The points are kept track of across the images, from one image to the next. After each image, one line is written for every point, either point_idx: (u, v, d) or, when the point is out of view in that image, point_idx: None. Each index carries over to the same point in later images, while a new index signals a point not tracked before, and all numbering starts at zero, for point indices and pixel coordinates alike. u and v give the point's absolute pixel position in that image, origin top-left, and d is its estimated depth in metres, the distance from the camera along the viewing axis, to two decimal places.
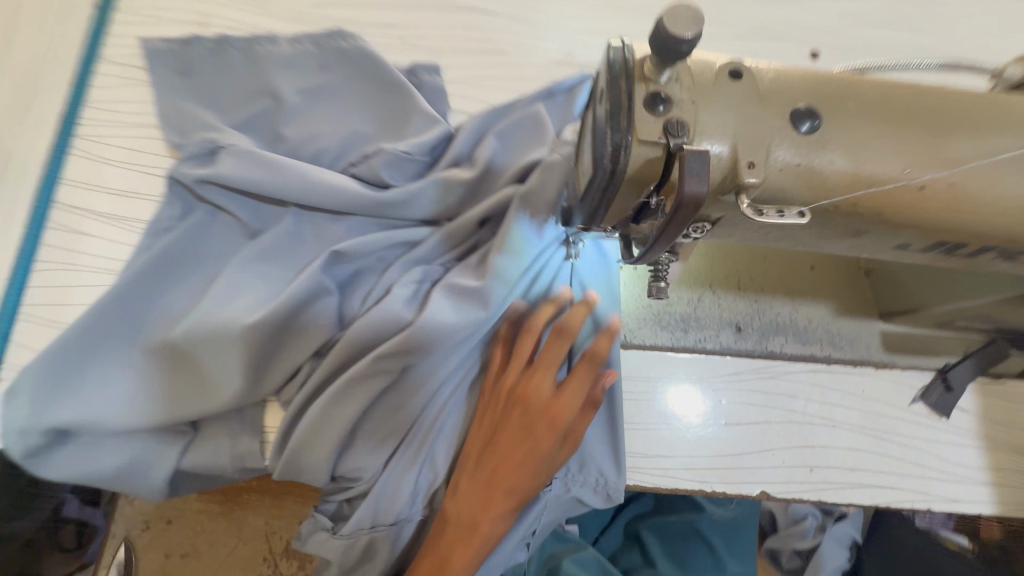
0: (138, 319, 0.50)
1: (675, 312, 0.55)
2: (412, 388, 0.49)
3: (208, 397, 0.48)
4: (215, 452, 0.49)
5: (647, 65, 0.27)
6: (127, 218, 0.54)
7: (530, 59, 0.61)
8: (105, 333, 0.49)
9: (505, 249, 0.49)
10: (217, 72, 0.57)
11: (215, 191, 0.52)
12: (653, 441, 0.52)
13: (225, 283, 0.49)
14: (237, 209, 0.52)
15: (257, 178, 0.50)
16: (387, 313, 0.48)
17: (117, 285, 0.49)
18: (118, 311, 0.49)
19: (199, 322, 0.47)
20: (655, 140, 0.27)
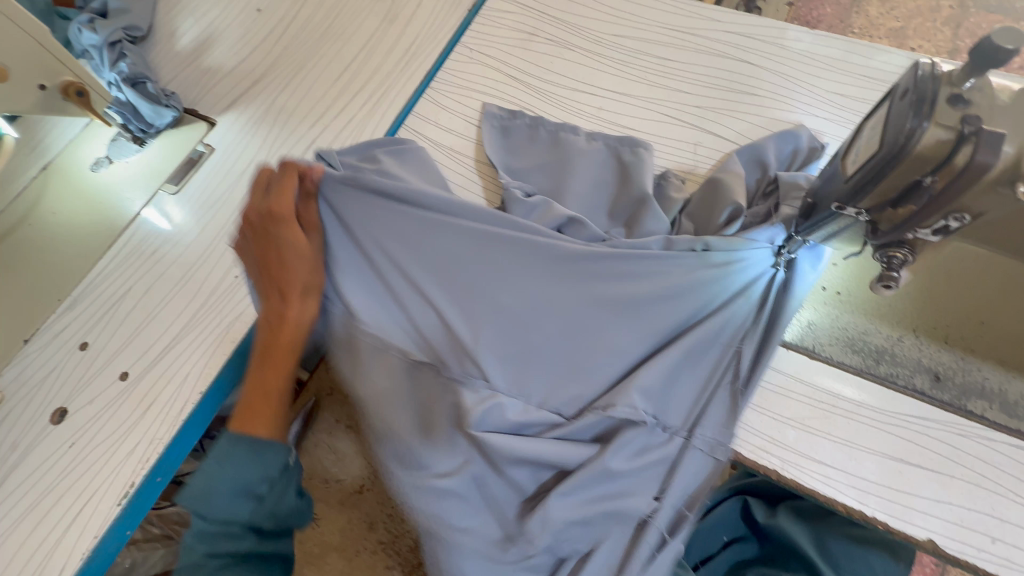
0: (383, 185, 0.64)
1: (870, 343, 0.58)
2: (601, 336, 0.58)
3: (444, 288, 0.60)
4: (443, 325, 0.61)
5: (957, 74, 0.36)
6: (443, 145, 0.75)
7: (774, 105, 0.73)
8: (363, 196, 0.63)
9: (738, 246, 0.56)
10: (530, 69, 0.79)
11: (528, 166, 0.71)
12: (816, 446, 0.55)
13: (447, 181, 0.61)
14: (538, 177, 0.70)
15: (553, 168, 0.69)
16: (602, 266, 0.58)
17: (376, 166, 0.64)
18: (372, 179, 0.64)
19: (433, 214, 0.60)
20: (952, 126, 0.35)
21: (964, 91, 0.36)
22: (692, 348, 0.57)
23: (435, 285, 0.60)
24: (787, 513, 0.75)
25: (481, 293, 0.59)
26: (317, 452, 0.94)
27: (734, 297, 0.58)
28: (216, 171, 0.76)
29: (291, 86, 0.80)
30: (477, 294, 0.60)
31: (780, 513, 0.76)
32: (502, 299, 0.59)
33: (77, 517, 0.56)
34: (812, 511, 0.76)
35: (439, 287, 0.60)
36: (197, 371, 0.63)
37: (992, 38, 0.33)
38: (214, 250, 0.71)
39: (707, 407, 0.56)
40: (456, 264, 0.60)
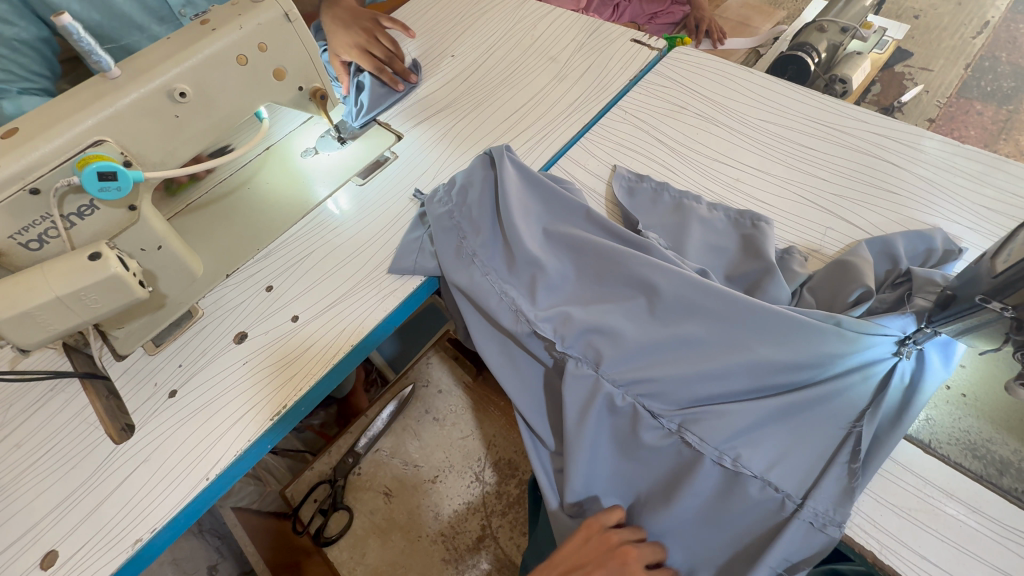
0: (539, 217, 0.77)
1: (994, 453, 0.57)
2: (715, 382, 0.62)
3: (578, 307, 0.69)
4: (569, 338, 0.67)
5: None
6: (587, 186, 0.85)
7: (914, 205, 0.75)
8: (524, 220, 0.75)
9: (862, 329, 0.60)
10: (676, 138, 0.88)
11: (660, 218, 0.78)
12: (921, 540, 0.54)
13: (597, 224, 0.74)
14: (667, 230, 0.77)
15: (683, 225, 0.76)
16: (725, 317, 0.63)
17: (536, 199, 0.78)
18: (533, 210, 0.77)
19: (582, 245, 0.72)
20: None
21: None
22: (803, 414, 0.59)
23: (571, 303, 0.70)
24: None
25: (610, 317, 0.67)
26: (403, 434, 1.02)
27: (853, 373, 0.60)
28: (395, 175, 0.92)
29: (469, 117, 0.96)
30: (607, 318, 0.67)
31: None
32: (628, 326, 0.66)
33: (238, 422, 0.69)
34: None
35: (574, 305, 0.69)
36: (351, 328, 0.75)
37: None
38: (380, 236, 0.84)
39: (813, 476, 0.57)
40: (593, 291, 0.71)
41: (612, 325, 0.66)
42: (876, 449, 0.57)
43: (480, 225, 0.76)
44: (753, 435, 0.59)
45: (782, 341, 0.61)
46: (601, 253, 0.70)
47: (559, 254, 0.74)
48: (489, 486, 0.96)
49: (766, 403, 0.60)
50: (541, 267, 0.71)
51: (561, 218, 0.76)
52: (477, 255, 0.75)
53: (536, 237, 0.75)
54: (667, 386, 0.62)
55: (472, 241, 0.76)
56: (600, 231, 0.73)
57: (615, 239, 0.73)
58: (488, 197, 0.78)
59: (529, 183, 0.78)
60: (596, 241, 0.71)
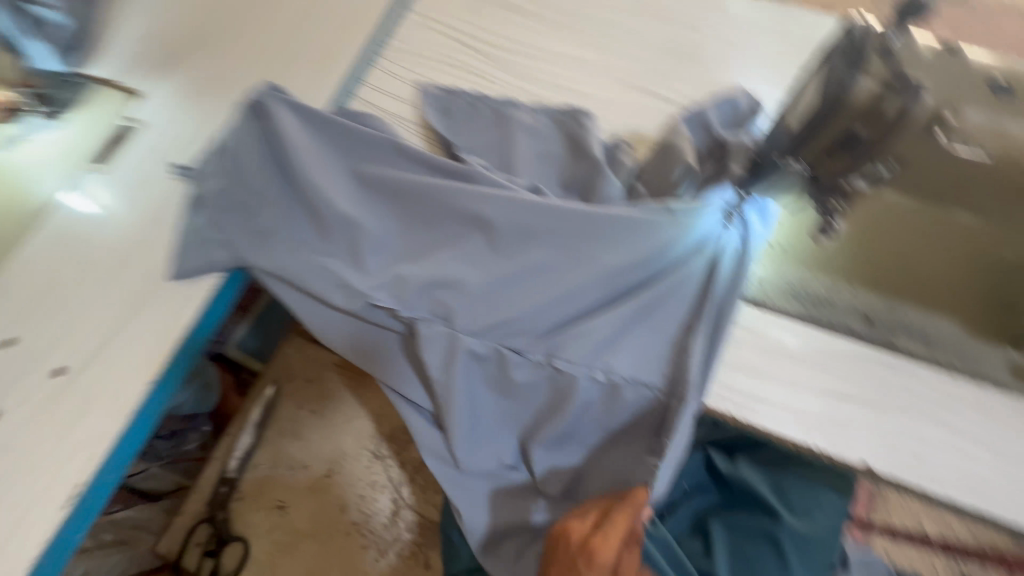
0: (338, 163, 0.63)
1: (811, 293, 0.62)
2: (569, 303, 0.59)
3: (410, 262, 0.60)
4: (405, 298, 0.60)
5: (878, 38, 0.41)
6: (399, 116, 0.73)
7: (719, 69, 0.75)
8: (321, 172, 0.61)
9: (689, 210, 0.60)
10: (482, 37, 0.78)
11: (480, 136, 0.70)
12: (767, 389, 0.59)
13: (410, 158, 0.63)
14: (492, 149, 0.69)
15: (506, 138, 0.68)
16: (565, 231, 0.59)
17: (329, 142, 0.63)
18: (328, 156, 0.63)
19: (399, 187, 0.61)
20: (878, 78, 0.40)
21: None
22: (655, 309, 0.60)
23: (401, 259, 0.61)
24: (749, 462, 0.78)
25: (449, 265, 0.59)
26: (279, 441, 0.91)
27: (692, 255, 0.61)
28: (147, 150, 0.70)
29: (226, 53, 0.75)
30: (445, 266, 0.59)
31: (740, 462, 0.78)
32: (470, 270, 0.59)
33: (21, 523, 0.53)
34: (767, 455, 0.78)
35: (405, 261, 0.61)
36: (146, 361, 0.59)
37: None
38: (150, 234, 0.65)
39: (676, 364, 0.58)
40: (423, 240, 0.61)
41: (452, 272, 0.59)
42: (725, 319, 0.59)
43: (272, 193, 0.62)
44: (614, 343, 0.59)
45: (623, 241, 0.59)
46: (421, 194, 0.61)
47: (373, 204, 0.62)
48: (390, 459, 0.91)
49: (620, 309, 0.59)
50: (361, 227, 0.61)
51: (371, 159, 0.63)
52: (281, 230, 0.62)
53: (341, 189, 0.62)
54: (525, 319, 0.59)
55: (269, 215, 0.62)
56: (416, 166, 0.63)
57: (436, 173, 0.63)
58: (269, 154, 0.62)
59: (317, 124, 0.62)
60: (416, 182, 0.61)
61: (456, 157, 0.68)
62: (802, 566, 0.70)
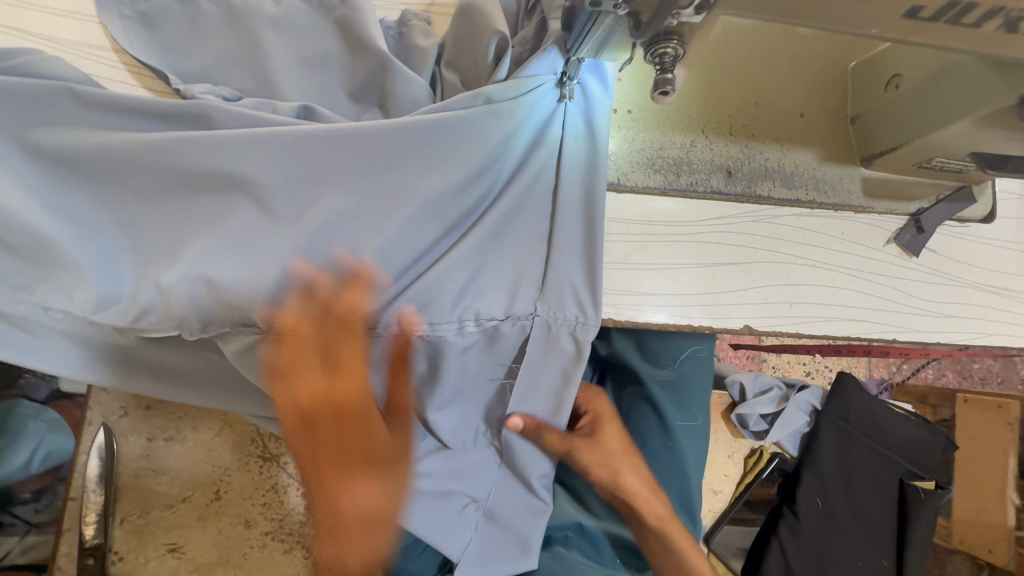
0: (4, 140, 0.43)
1: (669, 157, 0.55)
2: (400, 253, 0.46)
3: (166, 258, 0.44)
4: (180, 311, 0.44)
5: None
6: (90, 46, 0.50)
7: None
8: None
9: (508, 91, 0.46)
10: None
11: (216, 51, 0.49)
12: (641, 280, 0.53)
13: (107, 108, 0.44)
14: (240, 65, 0.49)
15: (249, 47, 0.49)
16: (363, 162, 0.45)
17: None
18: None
19: (107, 155, 0.43)
20: None
21: None
22: (502, 223, 0.49)
23: (152, 257, 0.45)
24: (618, 334, 0.72)
25: (222, 249, 0.44)
26: (143, 483, 0.77)
27: (530, 149, 0.49)
28: None
29: None
30: (212, 250, 0.44)
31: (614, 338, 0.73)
32: (251, 243, 0.44)
33: None
34: None
35: (158, 258, 0.45)
36: None
37: None
38: None
39: (542, 283, 0.49)
40: (176, 220, 0.45)
41: (231, 255, 0.44)
42: (594, 212, 0.49)
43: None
44: (472, 278, 0.48)
45: (440, 154, 0.46)
46: (141, 159, 0.43)
47: (87, 186, 0.45)
48: (284, 457, 0.80)
49: (465, 243, 0.47)
50: (92, 226, 0.45)
51: (55, 124, 0.44)
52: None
53: (33, 181, 0.44)
54: (352, 286, 0.45)
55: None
56: (123, 117, 0.44)
57: (156, 124, 0.44)
58: None
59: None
60: (125, 143, 0.43)
61: (178, 92, 0.49)
62: (676, 408, 0.71)
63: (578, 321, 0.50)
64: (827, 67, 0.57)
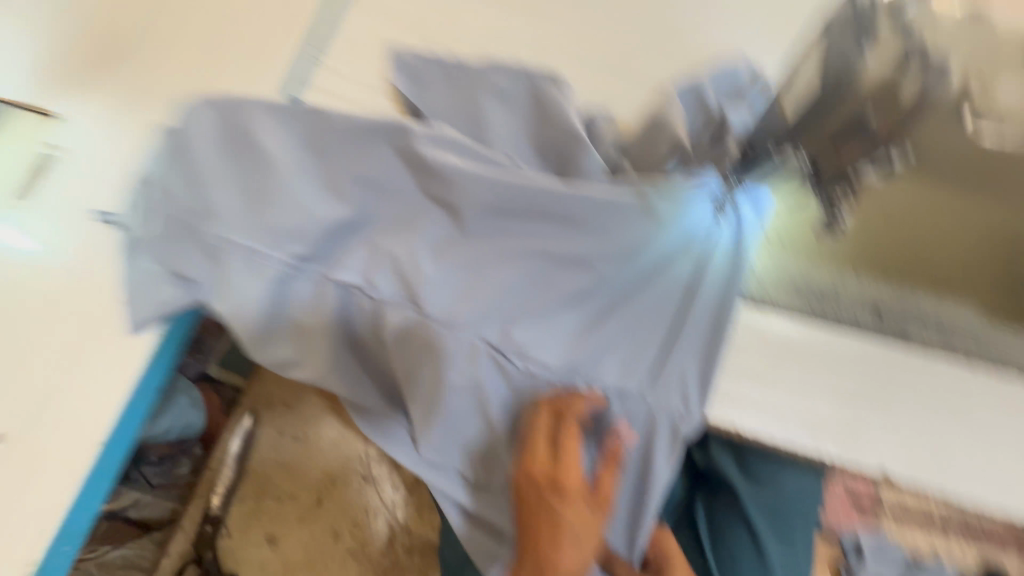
0: (284, 158, 0.54)
1: (814, 286, 0.57)
2: (554, 322, 0.56)
3: (364, 269, 0.56)
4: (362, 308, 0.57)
5: None
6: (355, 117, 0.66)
7: (705, 41, 0.68)
8: (268, 172, 0.54)
9: (675, 205, 0.54)
10: (442, 21, 0.69)
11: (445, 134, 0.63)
12: (774, 397, 0.54)
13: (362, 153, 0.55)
14: None
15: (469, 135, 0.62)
16: (542, 243, 0.55)
17: (279, 137, 0.54)
18: (279, 157, 0.54)
19: (354, 185, 0.55)
20: None
21: None
22: (644, 311, 0.56)
23: (351, 263, 0.56)
24: (719, 445, 0.71)
25: (405, 271, 0.55)
26: (263, 470, 0.87)
27: (680, 256, 0.56)
28: (74, 175, 0.62)
29: (152, 59, 0.66)
30: (399, 270, 0.55)
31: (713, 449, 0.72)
32: (429, 276, 0.55)
33: None
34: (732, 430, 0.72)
35: (356, 266, 0.56)
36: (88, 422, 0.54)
37: None
38: (84, 279, 0.58)
39: (656, 367, 0.55)
40: (377, 235, 0.57)
41: (424, 288, 0.55)
42: (724, 315, 0.55)
43: (215, 205, 0.54)
44: (596, 354, 0.55)
45: (607, 246, 0.54)
46: (376, 189, 0.56)
47: (325, 206, 0.55)
48: (382, 482, 0.86)
49: (609, 325, 0.56)
50: (321, 237, 0.56)
51: (323, 162, 0.55)
52: (230, 244, 0.54)
53: (286, 190, 0.54)
54: (495, 339, 0.55)
55: (213, 235, 0.54)
56: (371, 162, 0.55)
57: (394, 178, 0.55)
58: (206, 154, 0.54)
59: (257, 121, 0.54)
60: (370, 180, 0.55)
61: None
62: (775, 537, 0.68)
63: (679, 413, 0.54)
64: (983, 229, 0.59)
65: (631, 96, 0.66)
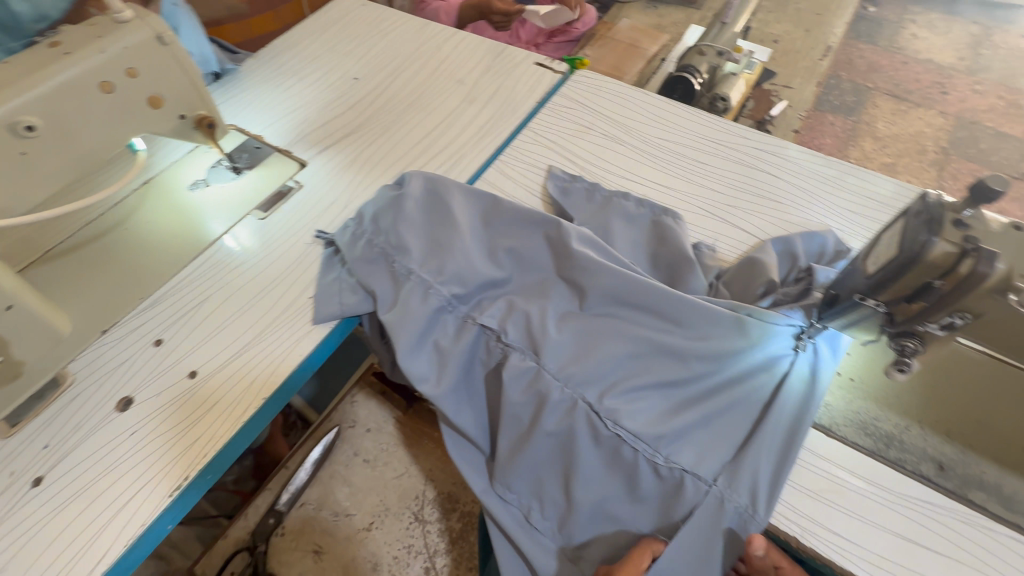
0: (466, 227, 0.75)
1: (880, 428, 0.64)
2: (642, 399, 0.65)
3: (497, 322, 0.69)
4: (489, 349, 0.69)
5: (954, 208, 0.49)
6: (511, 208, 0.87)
7: (797, 211, 0.84)
8: (452, 233, 0.74)
9: (761, 329, 0.65)
10: (590, 157, 0.91)
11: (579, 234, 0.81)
12: (832, 517, 0.59)
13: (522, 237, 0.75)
14: None
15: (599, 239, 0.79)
16: (647, 331, 0.67)
17: (468, 214, 0.76)
18: (463, 224, 0.75)
19: (510, 255, 0.74)
20: (956, 242, 0.46)
21: (962, 219, 0.48)
22: (724, 411, 0.64)
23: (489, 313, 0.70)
24: None
25: (531, 327, 0.68)
26: (330, 482, 0.95)
27: (761, 372, 0.65)
28: (301, 206, 0.85)
29: (379, 141, 0.92)
30: (528, 325, 0.68)
31: None
32: (551, 337, 0.67)
33: (143, 488, 0.60)
34: None
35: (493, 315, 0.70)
36: (262, 379, 0.68)
37: (985, 181, 0.46)
38: (290, 276, 0.77)
39: (729, 464, 0.62)
40: (517, 295, 0.72)
41: (543, 344, 0.66)
42: (796, 430, 0.62)
43: (409, 245, 0.73)
44: (678, 436, 0.62)
45: (701, 344, 0.65)
46: (525, 263, 0.74)
47: (485, 265, 0.73)
48: (430, 524, 0.92)
49: (692, 414, 0.63)
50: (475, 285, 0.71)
51: (492, 236, 0.75)
52: (411, 274, 0.72)
53: (459, 248, 0.72)
54: (593, 400, 0.64)
55: (404, 266, 0.72)
56: (526, 244, 0.74)
57: (541, 257, 0.74)
58: (414, 210, 0.76)
59: (455, 197, 0.77)
60: (523, 256, 0.74)
61: None
62: None
63: (746, 511, 0.59)
64: None
65: (732, 238, 0.81)
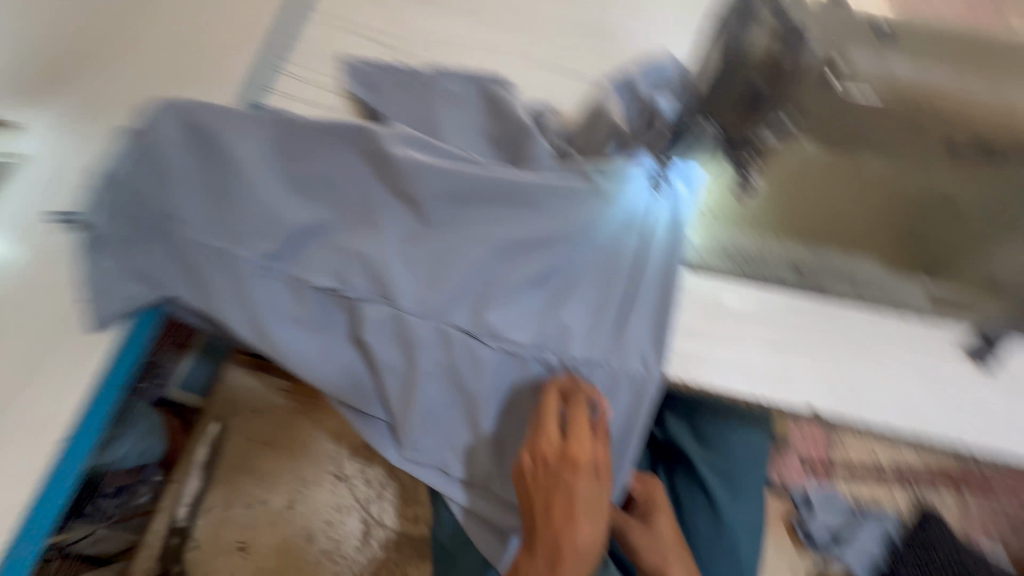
0: (247, 162, 0.58)
1: (742, 250, 0.63)
2: (512, 298, 0.59)
3: (330, 272, 0.59)
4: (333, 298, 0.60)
5: None
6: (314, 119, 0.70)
7: (634, 40, 0.75)
8: (231, 174, 0.58)
9: (615, 190, 0.60)
10: (391, 29, 0.74)
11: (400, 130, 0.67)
12: (712, 350, 0.60)
13: (323, 153, 0.59)
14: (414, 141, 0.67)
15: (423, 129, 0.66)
16: (499, 226, 0.59)
17: (245, 142, 0.58)
18: (241, 159, 0.58)
19: (318, 180, 0.59)
20: None
21: None
22: (597, 285, 0.60)
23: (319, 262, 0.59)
24: (675, 419, 0.77)
25: (370, 261, 0.58)
26: (233, 477, 0.87)
27: (625, 233, 0.61)
28: (25, 188, 0.63)
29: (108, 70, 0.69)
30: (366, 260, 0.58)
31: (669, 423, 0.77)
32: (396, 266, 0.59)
33: None
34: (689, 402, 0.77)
35: (323, 261, 0.59)
36: (52, 423, 0.57)
37: None
38: (45, 282, 0.59)
39: (614, 337, 0.59)
40: (344, 230, 0.60)
41: (388, 276, 0.58)
42: (671, 281, 0.60)
43: (181, 207, 0.58)
44: (558, 327, 0.59)
45: (557, 223, 0.58)
46: (336, 185, 0.60)
47: (293, 203, 0.59)
48: (354, 478, 0.87)
49: (567, 299, 0.60)
50: (289, 236, 0.59)
51: (287, 163, 0.59)
52: (198, 243, 0.58)
53: (251, 191, 0.58)
54: (469, 324, 0.58)
55: (187, 239, 0.58)
56: (331, 161, 0.59)
57: (353, 171, 0.59)
58: (171, 155, 0.57)
59: (222, 121, 0.58)
60: (332, 177, 0.59)
61: None
62: (730, 497, 0.73)
63: (642, 378, 0.58)
64: None
65: (570, 91, 0.72)
